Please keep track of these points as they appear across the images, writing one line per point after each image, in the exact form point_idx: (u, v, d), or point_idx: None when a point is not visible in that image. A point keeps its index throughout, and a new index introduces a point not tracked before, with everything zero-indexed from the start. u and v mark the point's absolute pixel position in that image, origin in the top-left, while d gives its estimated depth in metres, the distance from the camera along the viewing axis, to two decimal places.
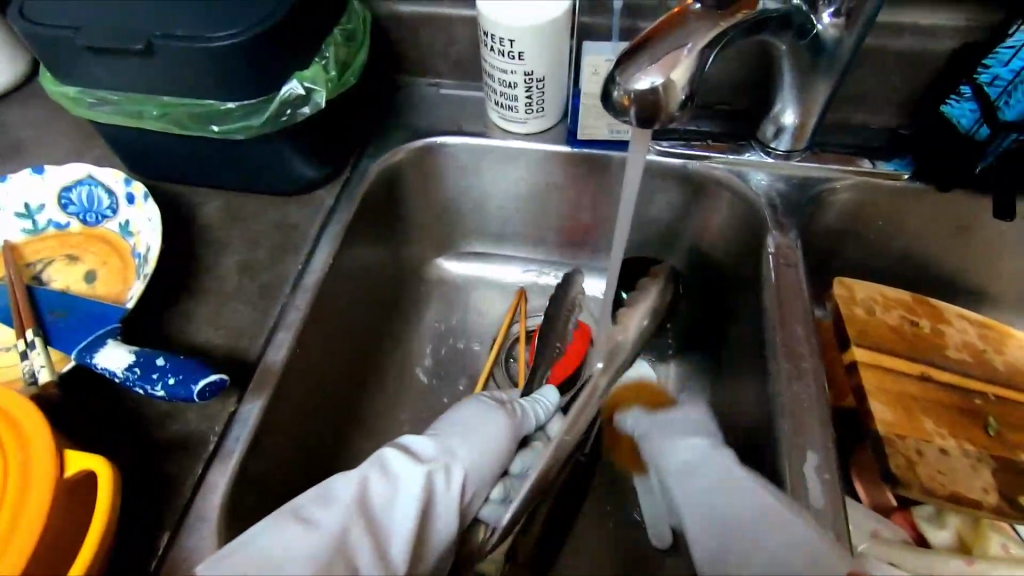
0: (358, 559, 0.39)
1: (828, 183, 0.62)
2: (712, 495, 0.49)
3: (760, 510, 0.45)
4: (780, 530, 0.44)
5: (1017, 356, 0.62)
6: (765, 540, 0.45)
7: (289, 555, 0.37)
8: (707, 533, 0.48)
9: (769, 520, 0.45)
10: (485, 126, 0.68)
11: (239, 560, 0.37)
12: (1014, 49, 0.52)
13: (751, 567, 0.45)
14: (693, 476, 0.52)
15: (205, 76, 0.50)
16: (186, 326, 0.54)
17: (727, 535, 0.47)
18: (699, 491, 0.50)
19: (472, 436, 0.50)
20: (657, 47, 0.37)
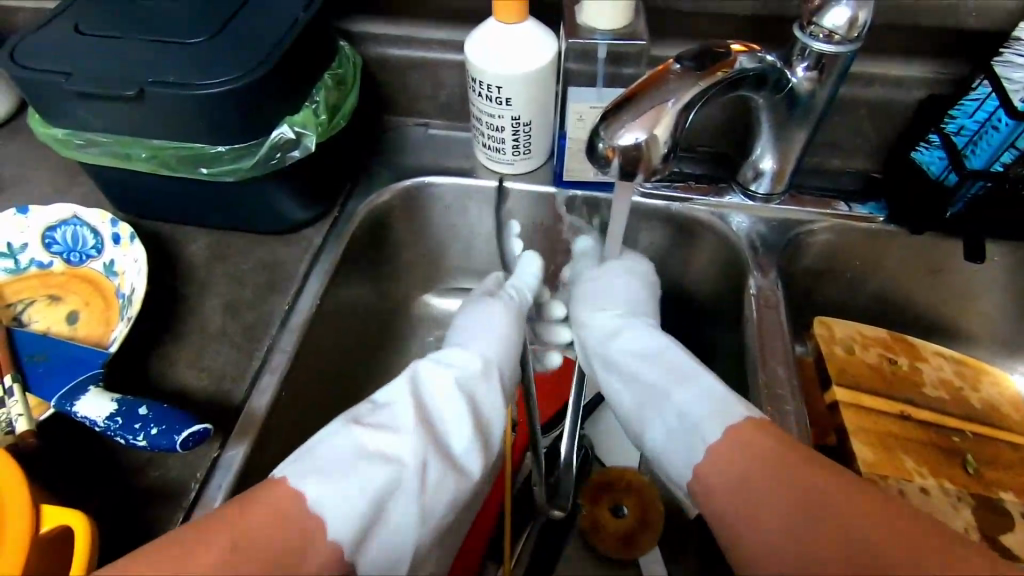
0: (433, 471, 0.42)
1: (806, 225, 0.63)
2: (638, 352, 0.53)
3: (684, 364, 0.50)
4: (699, 386, 0.47)
5: (992, 393, 0.64)
6: (677, 394, 0.48)
7: (364, 457, 0.41)
8: (645, 410, 0.50)
9: (689, 380, 0.48)
10: (472, 166, 0.69)
11: (318, 470, 0.39)
12: (977, 102, 0.54)
13: (678, 432, 0.46)
14: (616, 331, 0.55)
15: (195, 121, 0.50)
16: (169, 368, 0.54)
17: (652, 405, 0.50)
18: (627, 350, 0.53)
19: (484, 334, 0.52)
20: (640, 104, 0.39)
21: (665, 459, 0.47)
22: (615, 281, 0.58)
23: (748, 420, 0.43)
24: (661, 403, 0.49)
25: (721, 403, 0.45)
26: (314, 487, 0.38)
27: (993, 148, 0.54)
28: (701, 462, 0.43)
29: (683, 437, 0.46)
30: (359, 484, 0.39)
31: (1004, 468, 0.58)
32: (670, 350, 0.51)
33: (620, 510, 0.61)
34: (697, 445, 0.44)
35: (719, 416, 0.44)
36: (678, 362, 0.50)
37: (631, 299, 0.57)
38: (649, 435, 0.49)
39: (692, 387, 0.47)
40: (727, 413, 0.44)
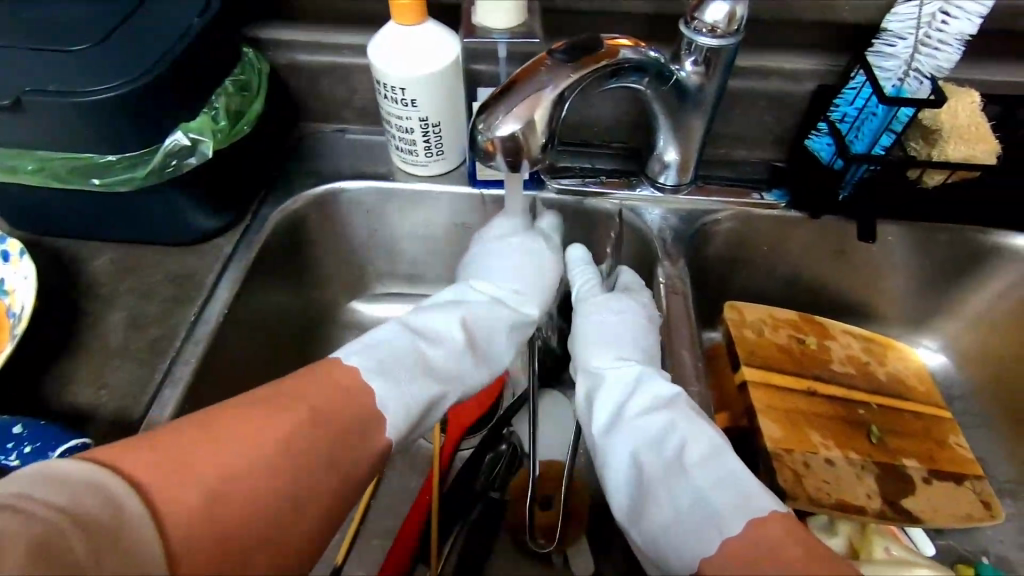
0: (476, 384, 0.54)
1: (712, 215, 0.66)
2: (652, 412, 0.48)
3: (714, 439, 0.45)
4: (724, 468, 0.43)
5: (895, 366, 0.67)
6: (696, 473, 0.43)
7: (414, 355, 0.50)
8: (645, 477, 0.45)
9: (711, 459, 0.44)
10: (388, 170, 0.69)
11: (370, 361, 0.47)
12: (855, 90, 0.58)
13: (690, 513, 0.42)
14: (627, 389, 0.51)
15: (78, 130, 0.49)
16: (65, 387, 0.51)
17: (658, 478, 0.44)
18: (641, 413, 0.48)
19: (513, 269, 0.59)
20: (515, 95, 0.40)
21: (662, 539, 0.42)
22: (621, 318, 0.56)
23: (777, 514, 0.39)
24: (674, 479, 0.44)
25: (745, 492, 0.41)
26: (366, 362, 0.47)
27: (871, 133, 0.58)
28: (713, 554, 0.39)
29: (693, 517, 0.41)
30: (395, 361, 0.48)
31: (906, 436, 0.62)
32: (695, 419, 0.47)
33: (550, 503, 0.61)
34: (712, 534, 0.40)
35: (746, 507, 0.40)
36: (695, 433, 0.46)
37: (641, 353, 0.54)
38: (644, 505, 0.44)
39: (713, 468, 0.43)
40: (752, 508, 0.40)
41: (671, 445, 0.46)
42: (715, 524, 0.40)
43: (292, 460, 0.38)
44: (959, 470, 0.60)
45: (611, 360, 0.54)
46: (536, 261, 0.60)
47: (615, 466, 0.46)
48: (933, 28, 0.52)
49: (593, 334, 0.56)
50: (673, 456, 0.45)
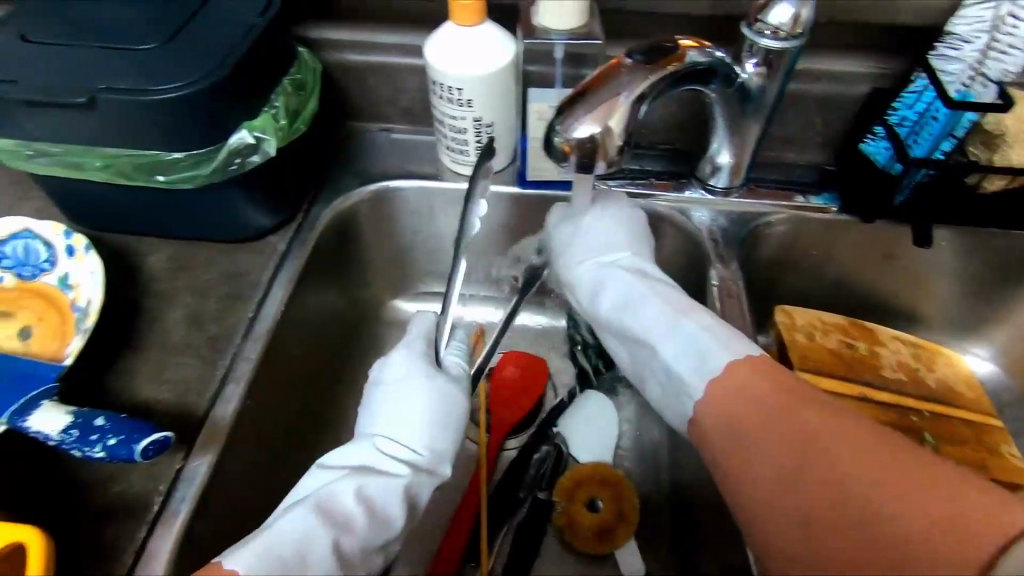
0: (390, 511, 0.45)
1: (763, 218, 0.65)
2: (625, 302, 0.55)
3: (666, 312, 0.51)
4: (682, 338, 0.49)
5: (947, 373, 0.66)
6: (664, 346, 0.50)
7: (309, 539, 0.40)
8: (641, 361, 0.54)
9: (675, 331, 0.50)
10: (436, 169, 0.70)
11: (252, 547, 0.38)
12: (917, 94, 0.57)
13: (670, 384, 0.50)
14: (601, 287, 0.57)
15: (150, 128, 0.49)
16: (129, 381, 0.52)
17: (644, 359, 0.53)
18: (616, 304, 0.56)
19: (422, 420, 0.50)
20: (593, 97, 0.40)
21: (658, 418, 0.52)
22: (591, 237, 0.60)
23: (735, 363, 0.45)
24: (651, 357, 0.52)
25: (704, 358, 0.47)
26: (260, 557, 0.38)
27: (933, 137, 0.57)
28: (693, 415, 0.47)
29: (675, 389, 0.49)
30: (299, 549, 0.39)
31: (958, 443, 0.61)
32: (655, 299, 0.53)
33: (596, 504, 0.61)
34: (687, 398, 0.47)
35: (705, 360, 0.47)
36: (647, 311, 0.53)
37: (612, 244, 0.59)
38: (649, 389, 0.53)
39: (676, 339, 0.50)
40: (708, 366, 0.46)
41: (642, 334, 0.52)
42: (687, 392, 0.47)
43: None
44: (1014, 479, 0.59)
45: (591, 264, 0.59)
46: (446, 408, 0.51)
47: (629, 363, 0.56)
48: (1002, 32, 0.52)
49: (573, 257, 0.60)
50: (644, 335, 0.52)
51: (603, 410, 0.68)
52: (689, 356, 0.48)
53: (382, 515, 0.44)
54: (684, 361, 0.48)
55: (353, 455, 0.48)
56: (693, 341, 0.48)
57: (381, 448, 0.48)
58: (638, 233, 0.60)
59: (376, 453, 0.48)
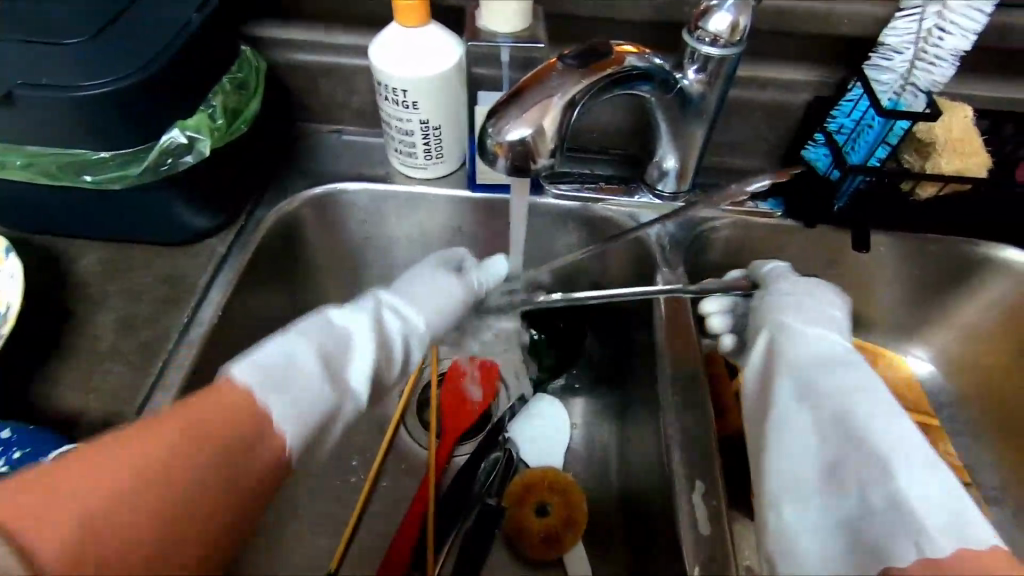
0: (346, 373, 0.49)
1: (709, 223, 0.67)
2: (857, 396, 0.48)
3: (921, 446, 0.44)
4: (943, 484, 0.42)
5: (887, 375, 0.68)
6: (902, 478, 0.42)
7: (284, 372, 0.44)
8: (839, 467, 0.45)
9: (928, 469, 0.43)
10: (386, 172, 0.69)
11: (255, 364, 0.44)
12: (852, 102, 0.59)
13: (875, 518, 0.42)
14: (807, 369, 0.51)
15: (75, 127, 0.48)
16: (53, 388, 0.50)
17: (851, 479, 0.44)
18: (846, 394, 0.48)
19: (425, 297, 0.58)
20: (524, 101, 0.41)
21: (798, 533, 0.45)
22: (813, 310, 0.55)
23: (994, 551, 0.39)
24: (875, 478, 0.43)
25: (958, 520, 0.40)
26: (253, 371, 0.43)
27: (868, 144, 0.58)
28: (909, 566, 0.39)
29: (891, 522, 0.41)
30: (286, 369, 0.45)
31: None
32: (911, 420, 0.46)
33: (545, 509, 0.61)
34: (907, 543, 0.40)
35: (960, 516, 0.40)
36: (899, 417, 0.46)
37: (831, 343, 0.53)
38: (808, 504, 0.46)
39: (937, 475, 0.43)
40: (967, 537, 0.39)
41: (858, 433, 0.46)
42: (912, 535, 0.40)
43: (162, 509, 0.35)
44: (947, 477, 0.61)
45: (808, 328, 0.54)
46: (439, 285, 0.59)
47: (790, 462, 0.47)
48: (929, 43, 0.53)
49: (801, 331, 0.54)
50: (868, 450, 0.44)
51: (553, 412, 0.68)
52: (919, 497, 0.41)
53: (337, 372, 0.48)
54: (917, 506, 0.41)
55: (348, 317, 0.52)
56: (945, 494, 0.42)
57: (382, 308, 0.55)
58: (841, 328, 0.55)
59: (377, 307, 0.55)
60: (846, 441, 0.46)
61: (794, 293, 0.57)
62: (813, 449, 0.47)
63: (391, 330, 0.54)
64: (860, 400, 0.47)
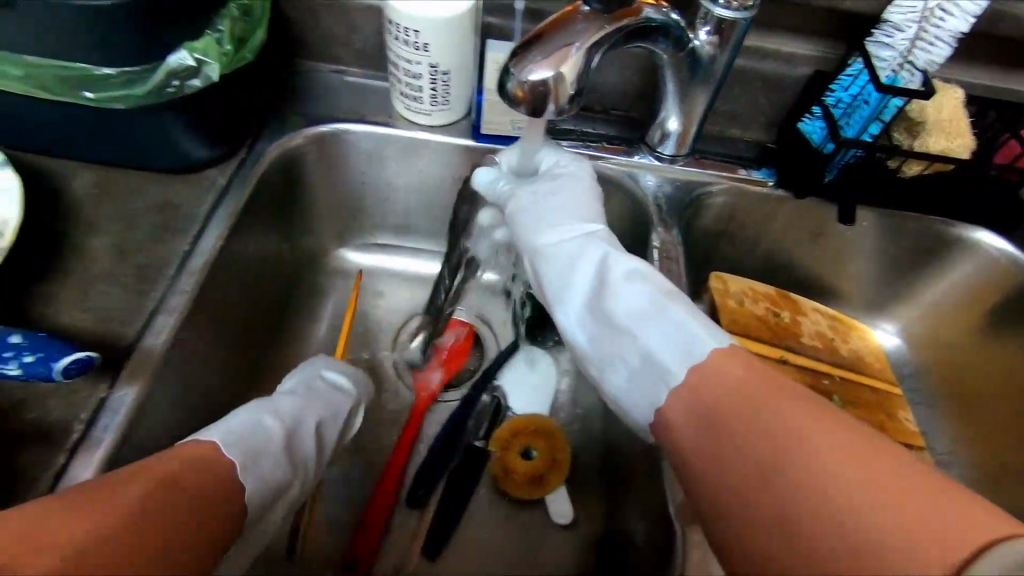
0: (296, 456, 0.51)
1: (705, 187, 0.68)
2: (592, 270, 0.48)
3: (649, 299, 0.45)
4: (665, 326, 0.43)
5: (858, 344, 0.72)
6: (643, 331, 0.44)
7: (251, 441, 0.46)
8: (601, 334, 0.47)
9: (652, 316, 0.44)
10: (389, 116, 0.68)
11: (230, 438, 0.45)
12: (852, 77, 0.61)
13: (641, 369, 0.44)
14: (577, 249, 0.49)
15: (78, 38, 0.46)
16: (49, 307, 0.49)
17: (611, 334, 0.46)
18: (579, 267, 0.48)
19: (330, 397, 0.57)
20: (547, 44, 0.41)
21: (619, 399, 0.46)
22: (569, 192, 0.53)
23: (718, 352, 0.41)
24: (624, 339, 0.45)
25: (691, 347, 0.42)
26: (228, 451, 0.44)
27: (862, 119, 0.60)
28: (669, 403, 0.42)
29: (647, 371, 0.44)
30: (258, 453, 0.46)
31: (863, 407, 0.67)
32: (642, 278, 0.47)
33: (530, 453, 0.63)
34: (661, 387, 0.42)
35: (686, 355, 0.42)
36: (627, 268, 0.47)
37: (575, 208, 0.52)
38: (607, 372, 0.47)
39: (655, 323, 0.44)
40: (693, 357, 0.41)
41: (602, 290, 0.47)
42: (663, 377, 0.42)
43: (138, 521, 0.32)
44: (905, 440, 0.65)
45: (525, 193, 0.54)
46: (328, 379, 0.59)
47: (570, 322, 0.48)
48: (931, 24, 0.55)
49: (527, 205, 0.53)
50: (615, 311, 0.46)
51: (541, 360, 0.70)
52: (653, 340, 0.43)
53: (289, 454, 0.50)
54: (652, 351, 0.43)
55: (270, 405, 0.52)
56: (661, 338, 0.43)
57: (336, 412, 0.57)
58: (589, 198, 0.54)
59: (324, 390, 0.58)
60: (599, 300, 0.47)
61: (563, 174, 0.56)
62: (574, 313, 0.48)
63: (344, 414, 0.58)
64: (588, 256, 0.49)
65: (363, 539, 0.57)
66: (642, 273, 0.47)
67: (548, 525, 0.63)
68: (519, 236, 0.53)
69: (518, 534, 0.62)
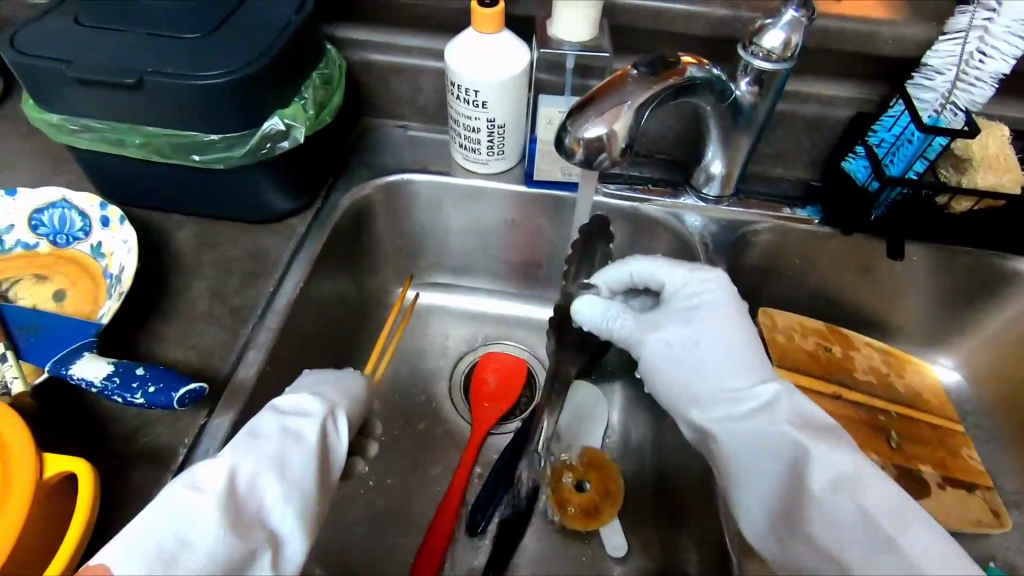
0: (258, 520, 0.43)
1: (750, 225, 0.70)
2: (792, 466, 0.50)
3: (868, 520, 0.46)
4: (889, 557, 0.45)
5: (914, 380, 0.71)
6: (854, 555, 0.46)
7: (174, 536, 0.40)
8: (793, 540, 0.49)
9: (868, 535, 0.46)
10: (448, 165, 0.74)
11: (140, 546, 0.39)
12: (894, 118, 0.63)
13: None
14: (769, 441, 0.51)
15: (191, 112, 0.54)
16: (156, 344, 0.56)
17: (814, 544, 0.48)
18: (777, 466, 0.50)
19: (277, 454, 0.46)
20: (601, 104, 0.46)
21: None
22: (741, 359, 0.54)
23: None
24: (830, 555, 0.47)
25: None
26: (130, 555, 0.38)
27: (907, 157, 0.62)
28: None
29: None
30: (181, 540, 0.40)
31: (922, 444, 0.66)
32: (849, 479, 0.48)
33: (583, 486, 0.66)
34: None
35: None
36: (829, 469, 0.48)
37: (747, 373, 0.54)
38: (800, 564, 0.49)
39: (869, 541, 0.46)
40: None
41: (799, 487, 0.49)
42: None
43: None
44: (970, 479, 0.63)
45: (679, 350, 0.56)
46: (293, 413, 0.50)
47: (758, 507, 0.50)
48: (970, 66, 0.57)
49: (681, 371, 0.56)
50: (823, 517, 0.48)
51: (592, 394, 0.73)
52: (869, 565, 0.45)
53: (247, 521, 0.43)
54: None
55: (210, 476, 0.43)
56: (884, 560, 0.45)
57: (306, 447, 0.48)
58: (761, 358, 0.55)
59: (279, 427, 0.48)
60: (802, 499, 0.49)
61: (697, 310, 0.57)
62: (763, 502, 0.50)
63: (307, 445, 0.48)
64: (784, 448, 0.50)
65: (423, 561, 0.60)
66: (852, 475, 0.48)
67: (604, 557, 0.64)
68: (672, 399, 0.57)
69: (573, 566, 0.63)
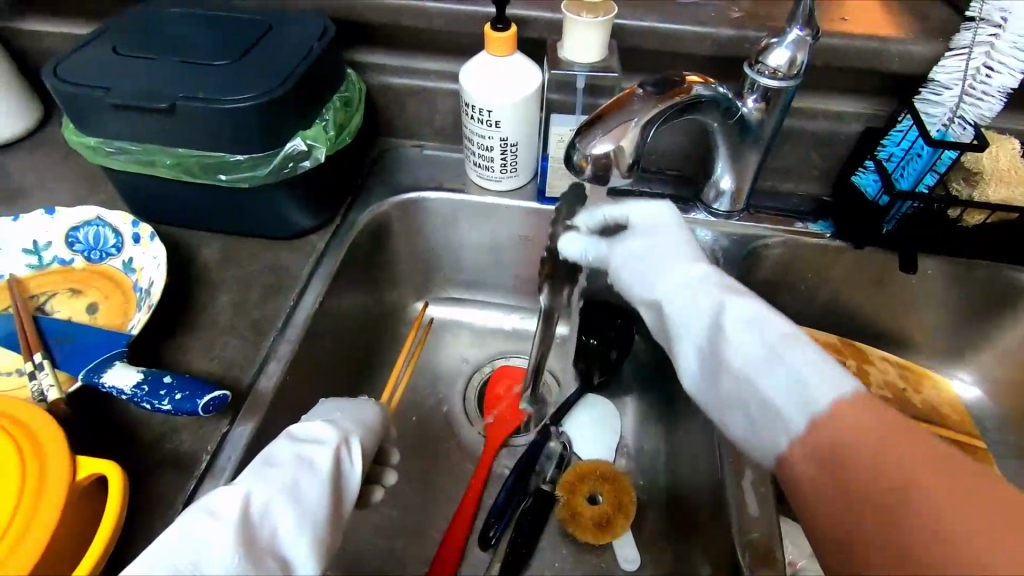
0: (272, 547, 0.42)
1: (761, 240, 0.71)
2: (709, 328, 0.45)
3: (769, 348, 0.41)
4: (784, 369, 0.40)
5: (932, 394, 0.71)
6: (763, 379, 0.41)
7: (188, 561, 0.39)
8: (717, 378, 0.45)
9: (771, 365, 0.41)
10: (463, 183, 0.76)
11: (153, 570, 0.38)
12: (902, 132, 0.64)
13: (758, 414, 0.41)
14: (690, 300, 0.47)
15: (219, 134, 0.57)
16: (182, 355, 0.58)
17: (738, 396, 0.43)
18: (696, 326, 0.46)
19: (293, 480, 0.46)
20: (608, 122, 0.47)
21: (743, 438, 0.43)
22: (669, 245, 0.51)
23: (853, 395, 0.37)
24: (747, 388, 0.42)
25: (807, 394, 0.38)
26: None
27: (917, 171, 0.62)
28: (790, 448, 0.38)
29: (772, 423, 0.40)
30: (195, 568, 0.39)
31: None
32: (762, 337, 0.42)
33: (596, 498, 0.66)
34: (781, 433, 0.39)
35: (805, 400, 0.38)
36: (742, 313, 0.44)
37: (675, 255, 0.50)
38: (733, 417, 0.44)
39: (777, 376, 0.40)
40: (811, 407, 0.38)
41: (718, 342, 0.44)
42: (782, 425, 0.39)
43: None
44: None
45: (620, 251, 0.54)
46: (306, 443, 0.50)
47: (693, 375, 0.47)
48: (977, 80, 0.58)
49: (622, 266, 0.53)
50: (739, 371, 0.42)
51: (607, 409, 0.74)
52: (773, 386, 0.40)
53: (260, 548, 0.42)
54: (778, 400, 0.40)
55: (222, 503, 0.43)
56: (792, 388, 0.39)
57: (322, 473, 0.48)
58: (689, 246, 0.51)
59: (294, 454, 0.48)
60: (720, 357, 0.44)
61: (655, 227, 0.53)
62: (696, 373, 0.46)
63: (322, 470, 0.48)
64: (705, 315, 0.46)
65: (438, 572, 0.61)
66: (769, 332, 0.42)
67: (617, 570, 0.64)
68: (625, 290, 0.54)
69: None
